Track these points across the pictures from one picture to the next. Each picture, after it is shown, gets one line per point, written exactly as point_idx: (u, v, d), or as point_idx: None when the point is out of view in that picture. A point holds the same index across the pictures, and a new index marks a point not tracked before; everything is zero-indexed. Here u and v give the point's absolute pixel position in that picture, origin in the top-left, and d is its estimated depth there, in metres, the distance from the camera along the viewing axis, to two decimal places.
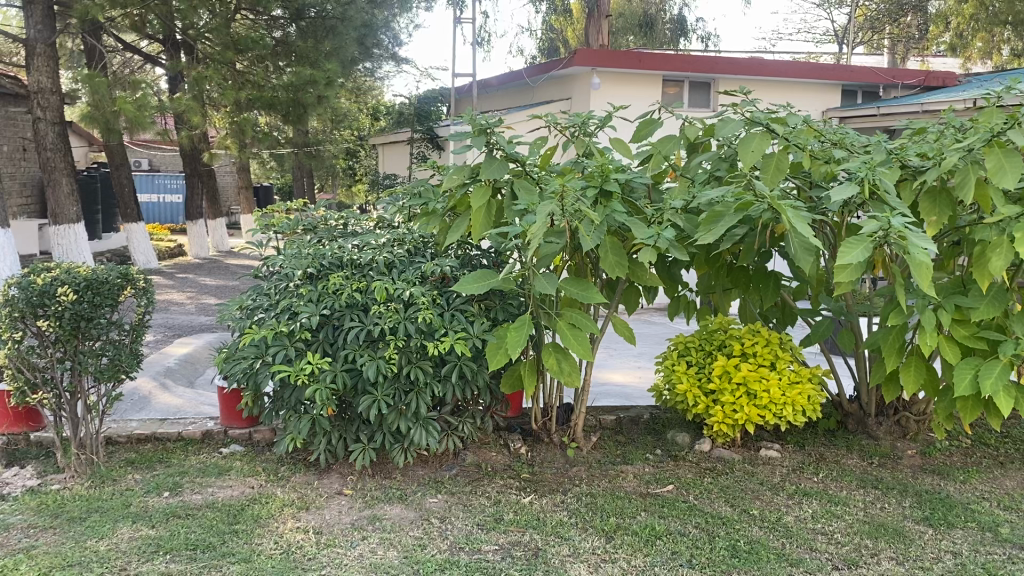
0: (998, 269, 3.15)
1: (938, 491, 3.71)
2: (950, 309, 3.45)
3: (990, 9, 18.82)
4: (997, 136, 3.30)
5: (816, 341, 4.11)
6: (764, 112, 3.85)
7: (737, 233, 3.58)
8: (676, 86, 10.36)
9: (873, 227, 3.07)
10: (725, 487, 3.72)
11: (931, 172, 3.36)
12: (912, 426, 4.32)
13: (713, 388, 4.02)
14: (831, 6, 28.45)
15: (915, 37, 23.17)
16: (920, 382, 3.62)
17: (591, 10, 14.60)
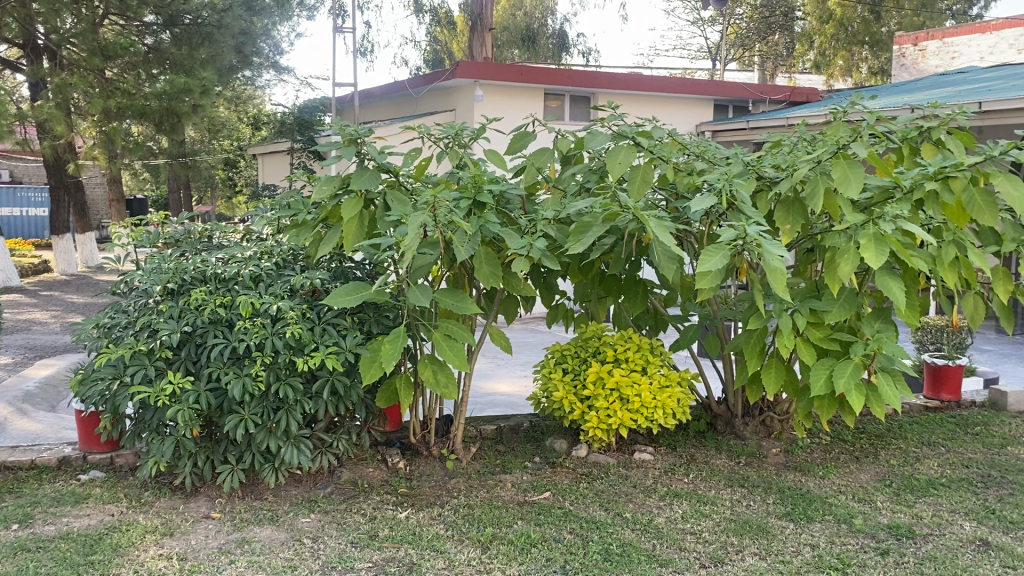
0: (846, 275, 3.32)
1: (800, 487, 3.89)
2: (805, 312, 3.63)
3: (849, 28, 20.38)
4: (842, 148, 3.51)
5: (685, 347, 4.25)
6: (631, 126, 3.96)
7: (606, 242, 3.67)
8: (557, 99, 10.57)
9: (731, 236, 3.21)
10: (600, 491, 3.79)
11: (784, 183, 3.53)
12: (777, 425, 4.53)
13: (588, 394, 4.08)
14: (705, 24, 29.69)
15: (783, 55, 24.31)
16: (780, 382, 3.78)
17: (475, 23, 14.70)
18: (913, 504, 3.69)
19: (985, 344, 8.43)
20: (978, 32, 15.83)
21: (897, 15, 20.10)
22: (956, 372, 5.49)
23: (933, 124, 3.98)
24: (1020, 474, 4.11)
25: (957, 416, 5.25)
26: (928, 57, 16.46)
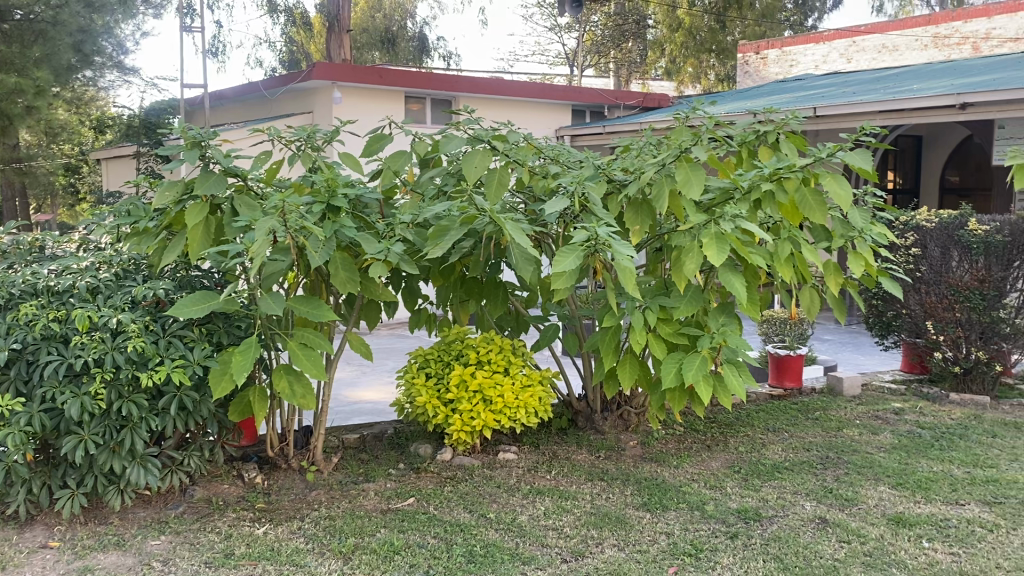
0: (691, 272, 3.46)
1: (656, 478, 4.03)
2: (656, 309, 3.76)
3: (697, 37, 21.32)
4: (685, 151, 3.65)
5: (546, 346, 4.31)
6: (486, 129, 3.99)
7: (464, 245, 3.68)
8: (418, 103, 10.44)
9: (584, 237, 3.29)
10: (464, 494, 3.79)
11: (633, 185, 3.65)
12: (633, 418, 4.70)
13: (451, 397, 4.08)
14: (562, 31, 30.40)
15: (636, 62, 25.12)
16: (635, 377, 3.90)
17: (332, 23, 14.41)
18: (760, 487, 3.90)
19: (824, 334, 9.01)
20: (813, 42, 16.98)
21: (740, 24, 21.09)
22: (796, 361, 5.86)
23: (769, 128, 4.21)
24: (854, 454, 4.41)
25: (798, 402, 5.59)
26: (769, 65, 17.46)
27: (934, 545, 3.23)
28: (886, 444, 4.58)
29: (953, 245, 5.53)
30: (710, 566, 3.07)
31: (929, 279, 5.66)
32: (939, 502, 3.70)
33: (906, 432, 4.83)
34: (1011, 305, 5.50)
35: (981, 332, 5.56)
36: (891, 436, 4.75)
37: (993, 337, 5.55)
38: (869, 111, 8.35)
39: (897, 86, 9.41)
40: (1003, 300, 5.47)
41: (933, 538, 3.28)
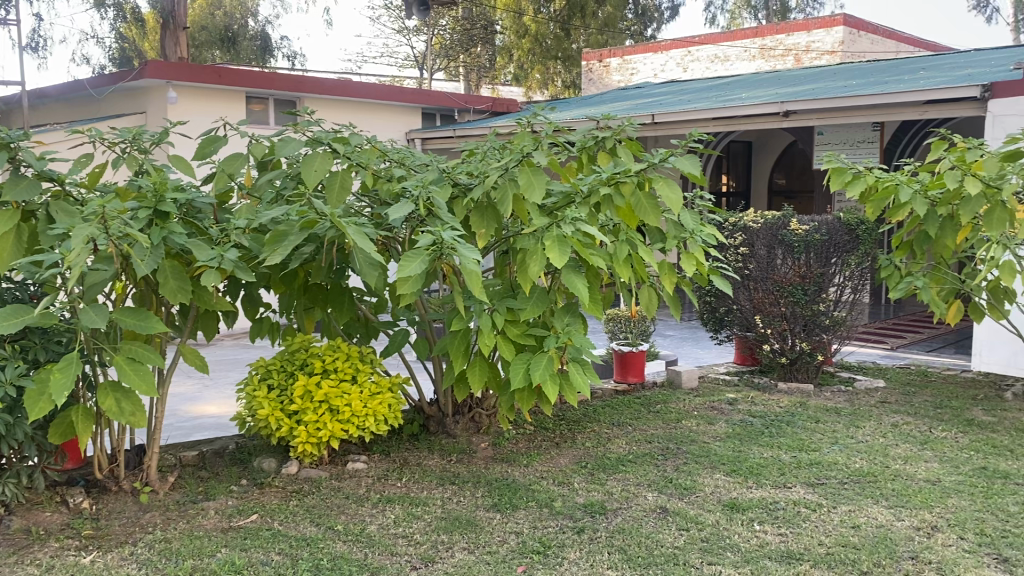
0: (536, 274, 3.50)
1: (506, 478, 4.07)
2: (503, 311, 3.80)
3: (544, 43, 21.64)
4: (527, 156, 3.70)
5: (394, 352, 4.25)
6: (327, 131, 3.93)
7: (305, 252, 3.58)
8: (261, 103, 10.05)
9: (428, 241, 3.27)
10: (310, 507, 3.69)
11: (477, 190, 3.67)
12: (484, 420, 4.73)
13: (296, 408, 3.96)
14: (410, 34, 30.27)
15: (486, 66, 25.32)
16: (484, 380, 3.91)
17: (166, 20, 13.71)
18: (605, 481, 4.01)
19: (668, 329, 9.40)
20: (651, 52, 17.63)
21: (584, 33, 21.75)
22: (640, 357, 6.06)
23: (607, 134, 4.34)
24: (692, 444, 4.62)
25: (641, 396, 5.79)
26: (612, 72, 18.10)
27: (764, 528, 3.42)
28: (722, 434, 4.82)
29: (778, 244, 5.91)
30: (558, 561, 3.12)
31: (756, 276, 5.99)
32: (769, 486, 3.93)
33: (740, 421, 5.10)
34: (830, 299, 5.96)
35: (804, 324, 5.96)
36: (726, 425, 5.01)
37: (815, 329, 5.97)
38: (703, 118, 8.78)
39: (728, 95, 9.93)
40: (822, 294, 5.92)
41: (763, 521, 3.48)
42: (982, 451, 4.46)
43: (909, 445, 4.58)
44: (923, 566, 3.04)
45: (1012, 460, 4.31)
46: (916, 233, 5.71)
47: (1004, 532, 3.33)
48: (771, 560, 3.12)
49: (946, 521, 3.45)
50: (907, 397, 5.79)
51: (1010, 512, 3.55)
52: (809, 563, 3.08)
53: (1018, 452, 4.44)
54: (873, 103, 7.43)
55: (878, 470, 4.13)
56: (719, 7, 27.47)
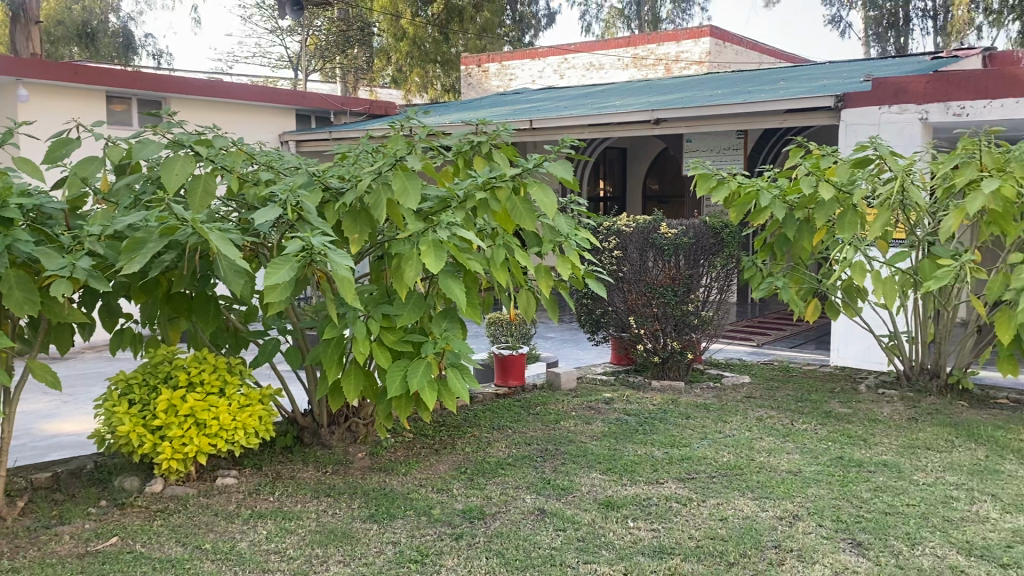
0: (411, 280, 3.46)
1: (384, 487, 4.01)
2: (378, 318, 3.74)
3: (422, 47, 21.57)
4: (400, 160, 3.66)
5: (265, 362, 4.12)
6: (190, 133, 3.79)
7: (166, 259, 3.42)
8: (123, 103, 9.57)
9: (298, 247, 3.19)
10: (176, 526, 3.52)
11: (349, 195, 3.60)
12: (361, 429, 4.65)
13: (159, 424, 3.77)
14: (284, 34, 29.54)
15: (363, 68, 24.97)
16: (360, 388, 3.84)
17: (17, 13, 12.85)
18: (484, 486, 4.01)
19: (548, 331, 9.52)
20: (529, 58, 17.83)
21: (462, 37, 21.82)
22: (519, 360, 6.10)
23: (482, 139, 4.35)
24: (570, 444, 4.69)
25: (521, 399, 5.84)
26: (490, 78, 18.21)
27: (638, 524, 3.50)
28: (598, 433, 4.92)
29: (649, 246, 6.08)
30: (436, 569, 3.10)
31: (630, 278, 6.15)
32: (642, 483, 4.02)
33: (615, 420, 5.22)
34: (698, 299, 6.14)
35: (675, 323, 6.13)
36: (602, 425, 5.11)
37: (685, 328, 6.16)
38: (578, 124, 8.94)
39: (602, 102, 10.15)
40: (691, 294, 6.09)
41: (637, 518, 3.56)
42: (838, 441, 4.73)
43: (773, 438, 4.80)
44: (785, 554, 3.19)
45: (865, 449, 4.59)
46: (777, 235, 6.01)
47: (858, 517, 3.53)
48: (644, 556, 3.19)
49: (806, 510, 3.63)
50: (771, 392, 6.07)
51: (863, 498, 3.77)
52: (680, 557, 3.17)
53: (871, 441, 4.72)
54: (737, 111, 7.76)
55: (744, 463, 4.31)
56: (594, 15, 28.10)
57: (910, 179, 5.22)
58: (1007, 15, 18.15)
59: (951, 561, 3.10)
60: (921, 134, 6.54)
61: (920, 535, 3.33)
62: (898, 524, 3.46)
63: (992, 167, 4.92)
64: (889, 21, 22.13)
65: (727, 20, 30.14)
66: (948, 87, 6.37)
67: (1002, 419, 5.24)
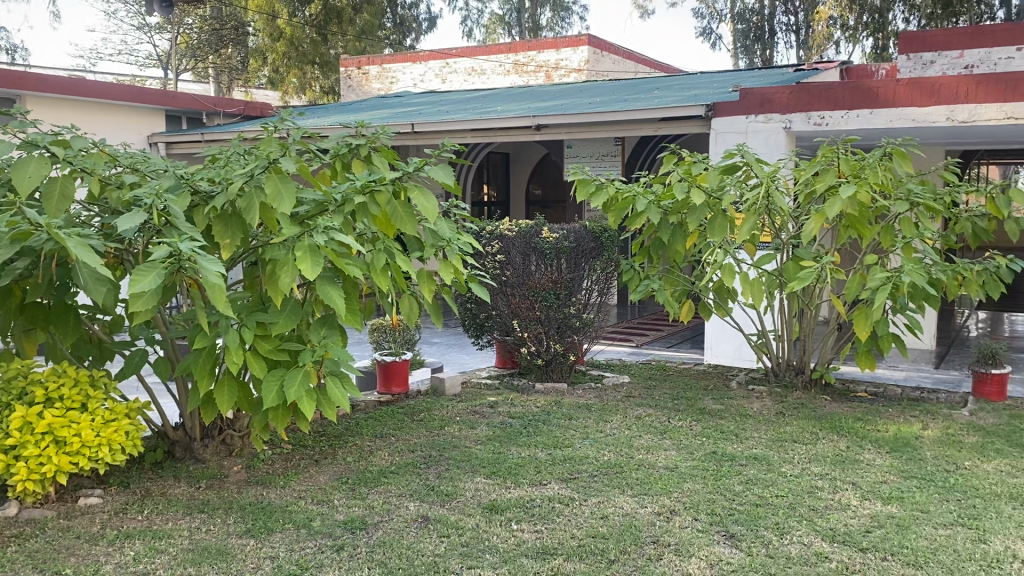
0: (286, 286, 3.37)
1: (261, 501, 3.88)
2: (252, 326, 3.61)
3: (300, 48, 21.05)
4: (273, 162, 3.55)
5: (131, 374, 3.92)
6: (46, 134, 3.57)
7: (19, 267, 3.20)
8: None
9: (164, 253, 3.05)
10: (33, 552, 3.30)
11: (220, 198, 3.47)
12: (237, 442, 4.49)
13: (13, 443, 3.52)
14: (152, 31, 28.29)
15: (238, 69, 24.22)
16: (234, 399, 3.70)
17: None
18: (366, 495, 3.95)
19: (432, 336, 9.47)
20: (410, 61, 17.70)
21: (341, 39, 21.48)
22: (402, 366, 6.02)
23: (360, 141, 4.27)
24: (454, 449, 4.67)
25: (404, 406, 5.77)
26: (372, 80, 17.99)
27: (522, 526, 3.52)
28: (482, 437, 4.92)
29: (532, 250, 6.09)
30: None
31: (512, 283, 6.17)
32: (526, 485, 4.05)
33: (500, 424, 5.23)
34: (580, 302, 6.25)
35: (557, 327, 6.22)
36: (486, 429, 5.12)
37: (567, 331, 6.25)
38: (460, 128, 8.94)
39: (483, 108, 10.19)
40: (573, 298, 6.19)
41: (520, 520, 3.59)
42: (712, 437, 4.90)
43: (651, 436, 4.93)
44: (662, 549, 3.27)
45: (737, 443, 4.78)
46: (653, 239, 6.18)
47: (731, 510, 3.66)
48: (527, 557, 3.21)
49: (682, 505, 3.74)
50: (649, 391, 6.24)
51: (736, 491, 3.92)
52: (561, 557, 3.20)
53: (742, 436, 4.92)
54: (615, 119, 7.95)
55: (624, 461, 4.40)
56: (475, 20, 28.18)
57: (775, 185, 5.46)
58: (861, 31, 19.33)
59: (817, 548, 3.26)
60: (786, 143, 6.87)
61: (787, 524, 3.49)
62: (767, 515, 3.61)
63: (849, 174, 5.20)
64: (756, 34, 23.16)
65: (605, 29, 30.83)
66: (810, 98, 6.72)
67: (860, 411, 5.56)
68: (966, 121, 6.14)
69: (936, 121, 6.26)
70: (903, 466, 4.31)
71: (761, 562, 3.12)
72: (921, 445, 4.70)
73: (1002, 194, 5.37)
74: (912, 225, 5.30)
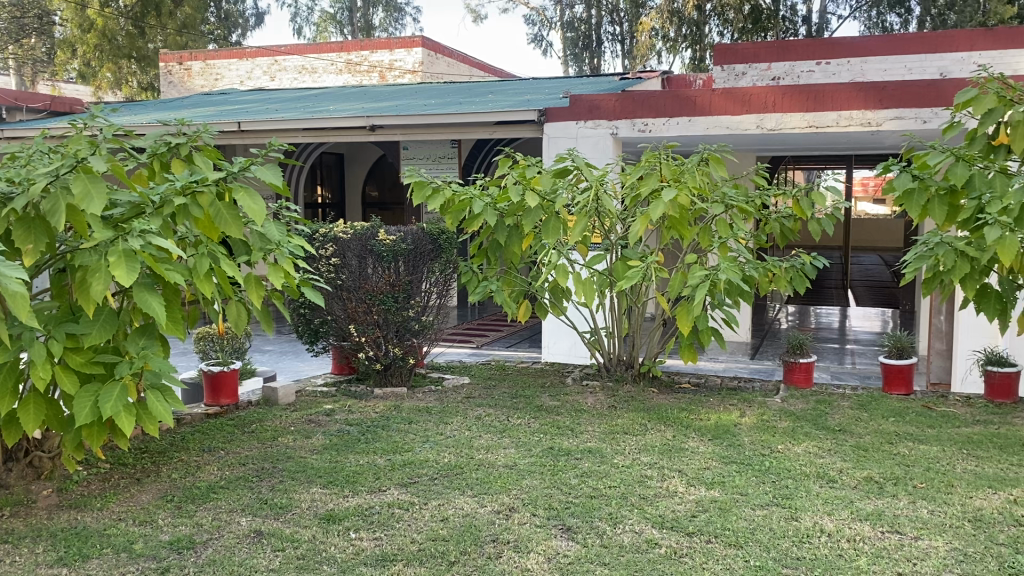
0: (99, 294, 3.13)
1: (75, 526, 3.59)
2: (60, 338, 3.34)
3: (115, 41, 19.77)
4: (82, 161, 3.30)
5: None
6: None
7: None
8: None
9: None
10: None
11: (20, 200, 3.19)
12: (46, 464, 4.15)
13: None
14: None
15: (43, 60, 22.40)
16: (41, 419, 3.41)
17: None
18: (194, 513, 3.74)
19: (265, 344, 9.14)
20: (236, 57, 16.99)
21: (160, 33, 20.34)
22: (231, 377, 5.78)
23: (181, 140, 4.04)
24: (288, 461, 4.52)
25: (235, 417, 5.53)
26: (194, 76, 17.11)
27: (359, 535, 3.46)
28: (318, 446, 4.79)
29: (368, 253, 5.97)
30: None
31: (349, 286, 5.99)
32: (364, 493, 3.98)
33: (337, 432, 5.12)
34: (417, 305, 6.22)
35: (396, 330, 6.18)
36: (323, 437, 4.99)
37: (405, 334, 6.24)
38: (290, 128, 8.66)
39: (313, 109, 9.67)
40: (411, 301, 6.15)
41: (359, 528, 3.52)
42: (549, 433, 5.01)
43: (490, 435, 4.97)
44: (502, 547, 3.31)
45: (573, 438, 4.91)
46: (490, 241, 6.24)
47: (567, 503, 3.76)
48: (366, 566, 3.15)
49: (521, 501, 3.80)
50: (488, 391, 6.30)
51: (572, 484, 4.02)
52: (402, 563, 3.17)
53: (578, 430, 5.06)
54: (450, 121, 7.99)
55: (464, 462, 4.42)
56: (305, 18, 27.69)
57: (604, 188, 5.67)
58: (681, 43, 20.36)
59: (648, 535, 3.40)
60: (613, 148, 7.15)
61: (620, 514, 3.62)
62: (602, 506, 3.72)
63: (669, 178, 5.46)
64: (584, 43, 23.97)
65: (438, 31, 30.95)
66: (635, 106, 7.01)
67: (686, 402, 5.87)
68: (774, 129, 6.59)
69: (748, 129, 6.69)
70: (724, 452, 4.57)
71: (595, 552, 3.22)
72: (740, 432, 5.00)
73: (806, 197, 5.81)
74: (727, 226, 5.65)
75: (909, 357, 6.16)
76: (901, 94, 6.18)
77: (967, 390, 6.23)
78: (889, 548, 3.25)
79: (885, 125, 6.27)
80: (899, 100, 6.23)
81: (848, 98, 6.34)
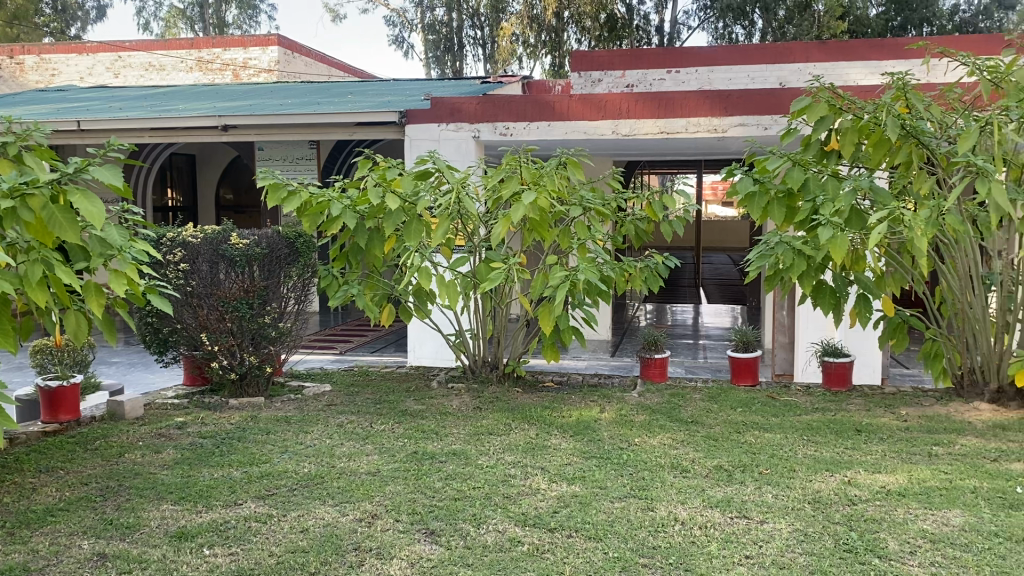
0: None
1: None
2: None
3: None
4: None
5: None
6: None
7: None
8: None
9: None
10: None
11: None
12: None
13: None
14: None
15: None
16: None
17: None
18: (29, 539, 3.48)
19: (111, 356, 8.63)
20: (75, 52, 15.96)
21: None
22: (72, 392, 5.43)
23: (7, 140, 3.71)
24: (135, 478, 4.29)
25: (76, 434, 5.20)
26: (27, 71, 15.90)
27: (214, 551, 3.32)
28: (168, 461, 4.57)
29: (220, 258, 5.74)
30: None
31: (199, 293, 5.74)
32: (219, 507, 3.83)
33: (189, 445, 4.90)
34: (273, 311, 6.03)
35: (251, 337, 5.96)
36: (174, 451, 4.76)
37: (262, 342, 6.04)
38: (136, 128, 8.19)
39: (161, 108, 9.03)
40: (266, 307, 5.96)
41: (213, 544, 3.38)
42: (412, 437, 4.98)
43: (352, 442, 4.89)
44: (364, 555, 3.26)
45: (437, 441, 4.89)
46: (350, 245, 6.13)
47: (431, 507, 3.74)
48: None
49: (384, 508, 3.76)
50: (351, 397, 6.20)
51: (436, 488, 4.01)
52: None
53: (442, 433, 5.06)
54: (308, 122, 7.80)
55: (325, 471, 4.33)
56: (152, 13, 26.96)
57: (465, 190, 5.68)
58: (540, 49, 20.56)
59: (510, 533, 3.43)
60: (474, 151, 7.19)
61: (484, 514, 3.64)
62: (465, 507, 3.74)
63: (530, 181, 5.53)
64: (445, 45, 23.99)
65: None
66: (494, 110, 7.07)
67: (548, 400, 5.98)
68: (628, 134, 6.82)
69: (603, 134, 6.89)
70: (585, 447, 4.68)
71: (459, 554, 3.22)
72: (600, 427, 5.14)
73: (658, 200, 6.04)
74: (585, 228, 5.78)
75: (753, 350, 6.52)
76: (744, 102, 6.52)
77: (808, 379, 6.65)
78: (738, 533, 3.42)
79: (730, 131, 6.59)
80: (742, 107, 6.56)
81: (696, 105, 6.63)
